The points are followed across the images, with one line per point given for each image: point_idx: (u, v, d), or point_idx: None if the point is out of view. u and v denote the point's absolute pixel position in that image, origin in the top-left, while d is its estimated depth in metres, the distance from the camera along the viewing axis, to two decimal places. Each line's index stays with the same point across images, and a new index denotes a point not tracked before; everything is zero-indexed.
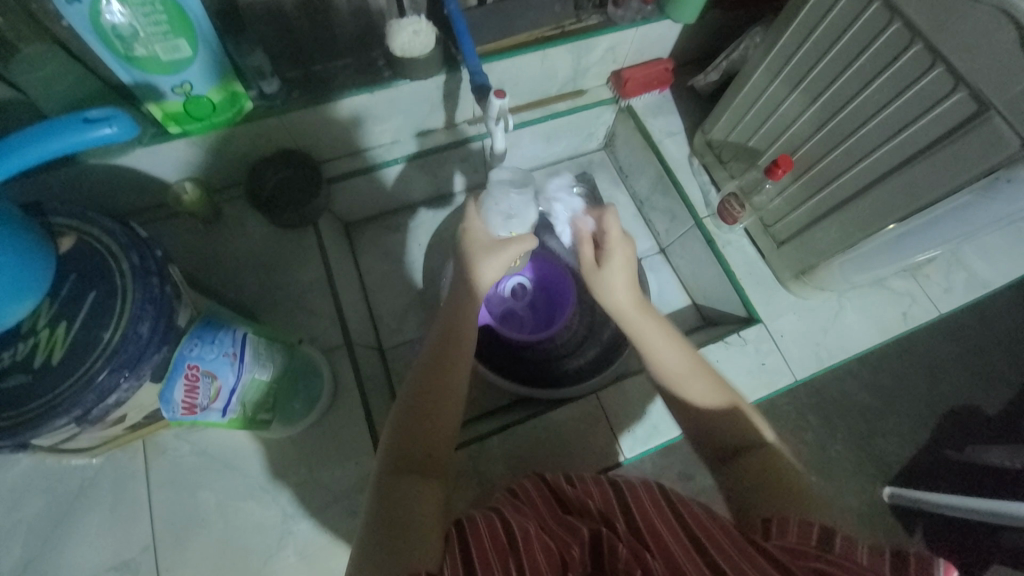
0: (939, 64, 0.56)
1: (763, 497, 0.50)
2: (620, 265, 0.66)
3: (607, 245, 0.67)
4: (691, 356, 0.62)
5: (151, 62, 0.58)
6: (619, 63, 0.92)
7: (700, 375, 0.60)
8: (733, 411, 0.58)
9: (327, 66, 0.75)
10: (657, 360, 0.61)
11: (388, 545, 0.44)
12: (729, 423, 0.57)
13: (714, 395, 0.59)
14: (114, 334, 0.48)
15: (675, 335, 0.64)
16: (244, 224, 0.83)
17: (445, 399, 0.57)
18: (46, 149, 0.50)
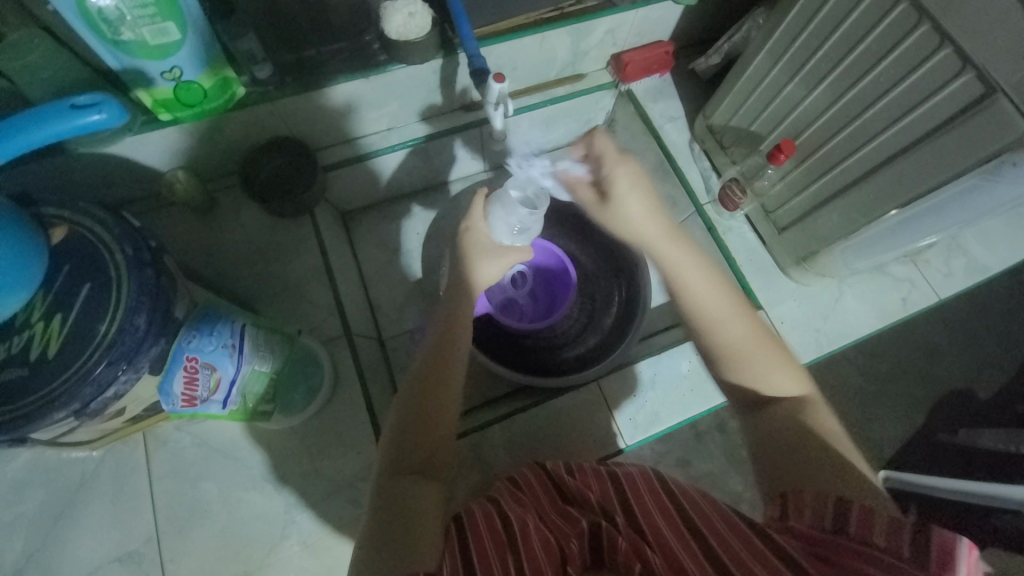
0: (948, 45, 0.55)
1: (785, 462, 0.49)
2: (633, 189, 0.58)
3: (618, 174, 0.58)
4: (725, 287, 0.58)
5: (139, 47, 0.57)
6: (619, 45, 0.90)
7: (732, 304, 0.57)
8: (765, 345, 0.55)
9: (323, 49, 0.72)
10: (684, 290, 0.58)
11: (397, 546, 0.44)
12: (764, 359, 0.55)
13: (745, 329, 0.56)
14: (110, 327, 0.47)
15: (706, 263, 0.59)
16: (239, 213, 0.81)
17: (441, 394, 0.56)
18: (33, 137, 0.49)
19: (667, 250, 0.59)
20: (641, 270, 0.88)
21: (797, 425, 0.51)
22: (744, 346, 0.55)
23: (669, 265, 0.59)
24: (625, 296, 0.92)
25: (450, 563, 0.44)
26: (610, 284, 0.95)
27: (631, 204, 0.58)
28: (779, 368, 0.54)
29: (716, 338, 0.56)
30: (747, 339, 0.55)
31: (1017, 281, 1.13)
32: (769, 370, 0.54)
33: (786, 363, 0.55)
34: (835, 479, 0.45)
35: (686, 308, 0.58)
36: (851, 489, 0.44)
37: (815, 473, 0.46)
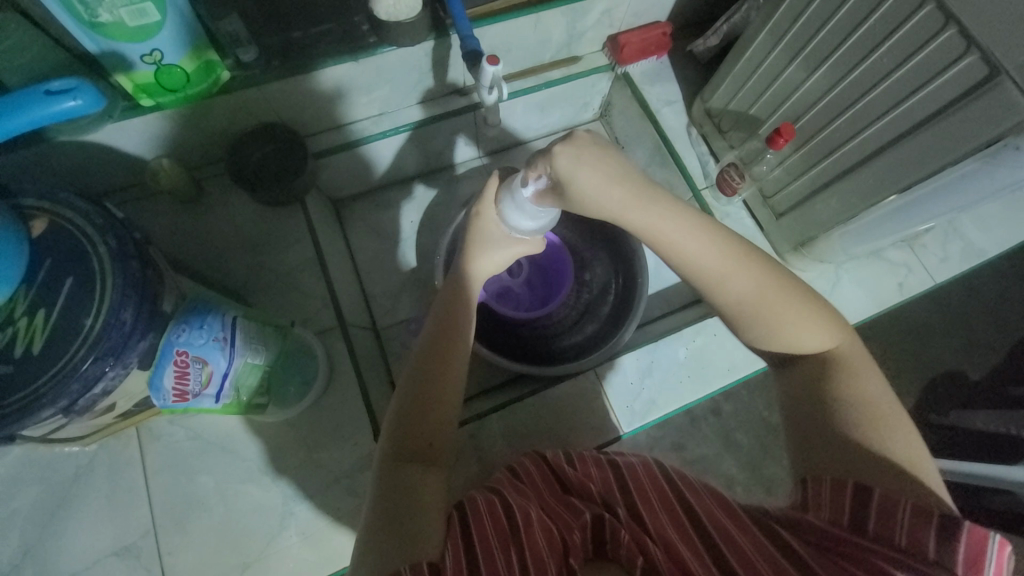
0: (951, 26, 0.54)
1: (812, 442, 0.49)
2: (588, 170, 0.48)
3: (564, 163, 0.48)
4: (720, 242, 0.51)
5: (117, 29, 0.54)
6: (616, 26, 0.88)
7: (740, 260, 0.51)
8: (785, 297, 0.51)
9: (308, 33, 0.70)
10: (685, 261, 0.51)
11: (397, 540, 0.44)
12: (788, 315, 0.51)
13: (762, 285, 0.51)
14: (95, 321, 0.46)
15: (693, 216, 0.51)
16: (227, 203, 0.79)
17: (440, 390, 0.55)
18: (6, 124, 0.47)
19: (652, 217, 0.50)
20: (638, 256, 0.88)
21: (826, 391, 0.50)
22: (765, 308, 0.51)
23: (659, 236, 0.51)
24: (622, 284, 0.91)
25: (452, 553, 0.44)
26: (607, 272, 0.95)
27: (595, 189, 0.49)
28: (805, 320, 0.51)
29: (732, 309, 0.52)
30: (766, 298, 0.51)
31: (1010, 265, 1.13)
32: (794, 329, 0.51)
33: (811, 308, 0.52)
34: (866, 464, 0.45)
35: (694, 280, 0.52)
36: (881, 480, 0.43)
37: (844, 460, 0.46)
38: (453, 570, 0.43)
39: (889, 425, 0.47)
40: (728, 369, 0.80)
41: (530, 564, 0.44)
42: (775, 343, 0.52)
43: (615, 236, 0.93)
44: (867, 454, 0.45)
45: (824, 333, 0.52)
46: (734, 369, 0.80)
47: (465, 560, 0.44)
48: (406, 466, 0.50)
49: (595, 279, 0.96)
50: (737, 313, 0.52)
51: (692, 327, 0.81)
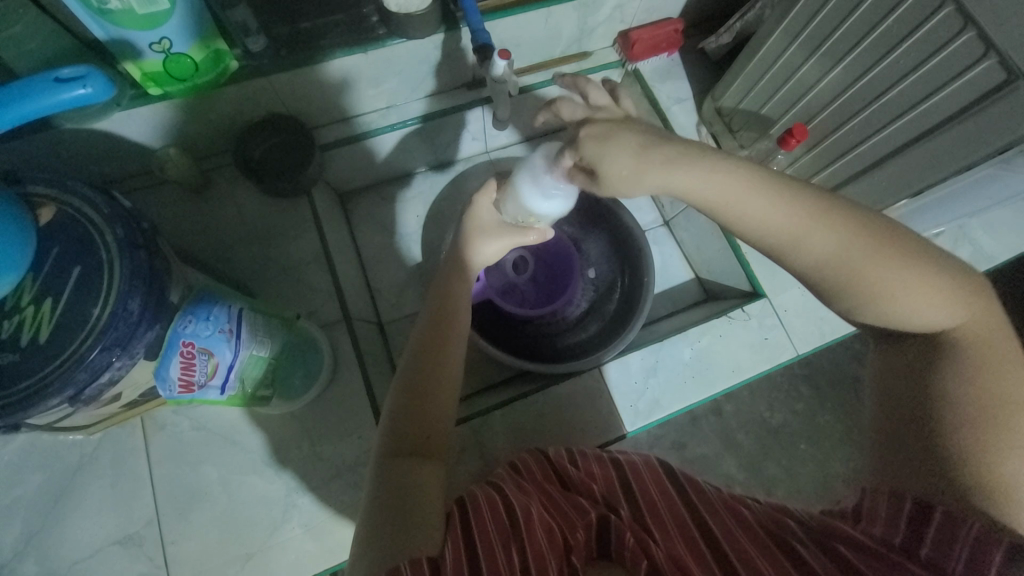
0: (971, 28, 0.53)
1: (894, 448, 0.44)
2: (614, 150, 0.45)
3: (591, 147, 0.46)
4: (787, 210, 0.43)
5: (126, 16, 0.54)
6: (627, 22, 0.87)
7: (826, 219, 0.43)
8: (892, 261, 0.42)
9: (317, 21, 0.69)
10: (753, 233, 0.45)
11: (393, 535, 0.44)
12: (889, 288, 0.43)
13: (851, 253, 0.43)
14: (103, 311, 0.45)
15: (750, 181, 0.44)
16: (233, 193, 0.79)
17: (439, 381, 0.55)
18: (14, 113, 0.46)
19: (705, 185, 0.45)
20: (645, 256, 0.88)
21: (933, 382, 0.43)
22: (863, 278, 0.43)
23: (717, 209, 0.45)
24: (628, 283, 0.91)
25: (452, 550, 0.44)
26: (612, 271, 0.94)
27: (628, 169, 0.45)
28: (912, 293, 0.43)
29: (816, 281, 0.45)
30: (863, 265, 0.43)
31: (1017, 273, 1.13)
32: (900, 303, 0.43)
33: (928, 272, 0.42)
34: (944, 481, 0.40)
35: (767, 252, 0.46)
36: (944, 496, 0.40)
37: (916, 473, 0.42)
38: (454, 564, 0.42)
39: (995, 429, 0.40)
40: (733, 370, 0.80)
41: (531, 560, 0.44)
42: (875, 319, 0.45)
43: (622, 234, 0.92)
44: (946, 471, 0.40)
45: (941, 304, 0.43)
46: (739, 370, 0.80)
47: (465, 556, 0.43)
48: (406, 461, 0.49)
49: (600, 278, 0.95)
50: (827, 286, 0.45)
51: (697, 328, 0.81)
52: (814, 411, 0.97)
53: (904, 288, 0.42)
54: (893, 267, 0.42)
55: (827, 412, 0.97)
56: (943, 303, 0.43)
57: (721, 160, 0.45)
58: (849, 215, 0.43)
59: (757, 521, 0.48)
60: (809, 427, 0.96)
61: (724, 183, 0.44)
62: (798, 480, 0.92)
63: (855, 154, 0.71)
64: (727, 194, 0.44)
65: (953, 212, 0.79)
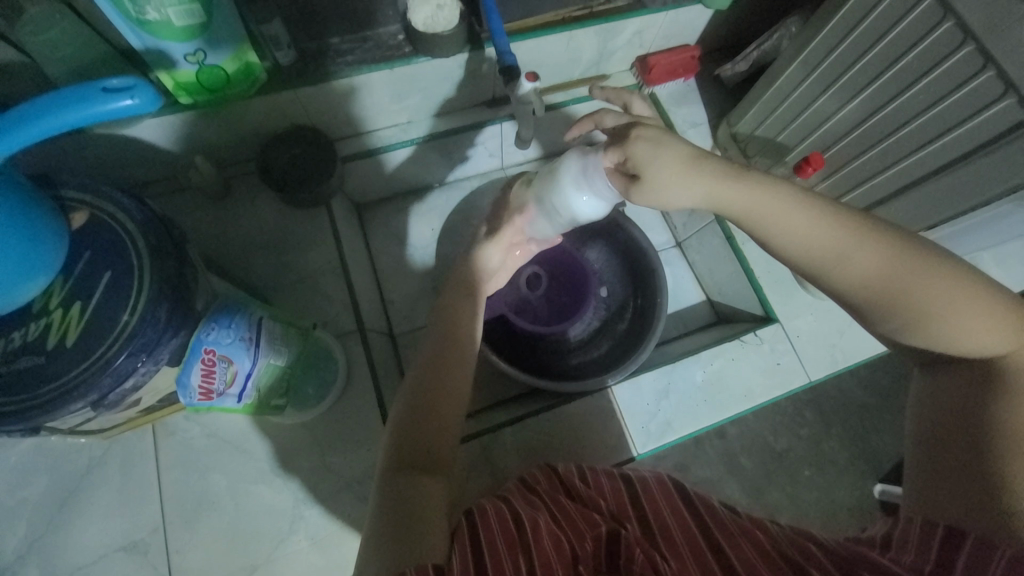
0: (991, 67, 0.54)
1: (939, 476, 0.44)
2: (663, 156, 0.48)
3: (642, 150, 0.48)
4: (828, 229, 0.45)
5: (164, 27, 0.55)
6: (646, 47, 0.88)
7: (872, 239, 0.45)
8: (929, 277, 0.44)
9: (345, 39, 0.71)
10: (794, 252, 0.47)
11: (403, 538, 0.43)
12: (936, 305, 0.44)
13: (890, 269, 0.44)
14: (131, 317, 0.46)
15: (794, 200, 0.47)
16: (254, 201, 0.80)
17: (448, 391, 0.55)
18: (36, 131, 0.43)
19: (750, 201, 0.47)
20: (658, 276, 0.88)
21: (983, 406, 0.44)
22: (911, 301, 0.44)
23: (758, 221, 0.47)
24: (641, 303, 0.91)
25: (458, 557, 0.43)
26: (625, 291, 0.95)
27: (674, 179, 0.48)
28: (961, 310, 0.43)
29: (860, 303, 0.47)
30: (911, 287, 0.44)
31: None
32: (950, 322, 0.44)
33: (977, 294, 0.44)
34: (982, 506, 0.41)
35: (808, 273, 0.48)
36: (975, 522, 0.40)
37: (959, 498, 0.42)
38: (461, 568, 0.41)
39: None
40: (745, 395, 0.80)
41: (538, 565, 0.42)
42: (918, 343, 0.46)
43: (636, 255, 0.93)
44: (988, 495, 0.41)
45: (993, 327, 0.43)
46: (751, 395, 0.80)
47: (473, 561, 0.42)
48: (412, 475, 0.49)
49: (612, 296, 0.96)
50: (871, 307, 0.46)
51: (710, 350, 0.81)
52: (822, 438, 0.96)
53: (953, 311, 0.43)
54: (937, 282, 0.44)
55: (834, 439, 0.97)
56: (994, 327, 0.43)
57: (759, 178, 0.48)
58: (886, 232, 0.45)
59: (774, 546, 0.45)
60: (817, 455, 0.95)
61: (766, 199, 0.47)
62: (805, 508, 0.91)
63: (871, 185, 0.72)
64: (772, 213, 0.47)
65: (967, 244, 0.80)
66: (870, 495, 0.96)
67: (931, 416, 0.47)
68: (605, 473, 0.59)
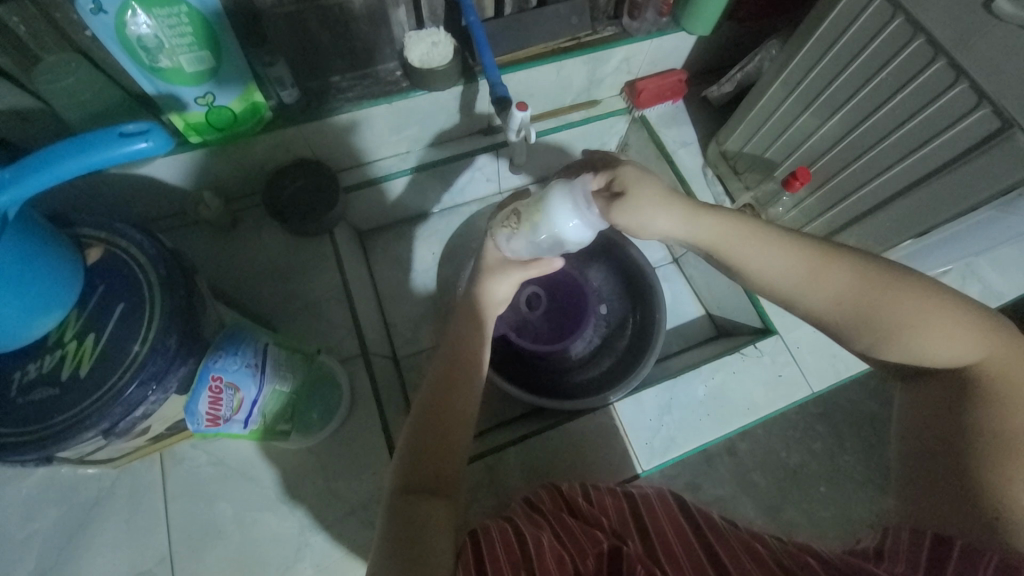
0: (963, 80, 0.56)
1: (929, 486, 0.44)
2: (641, 189, 0.52)
3: (627, 177, 0.53)
4: (794, 254, 0.48)
5: (175, 73, 0.59)
6: (633, 73, 0.92)
7: (842, 259, 0.47)
8: (895, 294, 0.45)
9: (346, 77, 0.76)
10: (769, 274, 0.49)
11: (404, 563, 0.43)
12: (906, 320, 0.45)
13: (857, 288, 0.46)
14: (142, 347, 0.48)
15: (760, 230, 0.50)
16: (260, 232, 0.83)
17: (451, 415, 0.55)
18: (57, 173, 0.44)
19: (720, 230, 0.51)
20: (656, 293, 0.90)
21: (965, 417, 0.44)
22: (879, 318, 0.46)
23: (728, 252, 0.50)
24: (640, 320, 0.93)
25: None
26: (624, 307, 0.97)
27: (648, 207, 0.52)
28: (931, 324, 0.44)
29: (835, 323, 0.48)
30: (882, 305, 0.45)
31: None
32: (922, 337, 0.45)
33: (945, 307, 0.45)
34: (969, 512, 0.41)
35: (782, 299, 0.50)
36: (967, 532, 0.40)
37: (948, 511, 0.42)
38: None
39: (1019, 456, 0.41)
40: (748, 408, 0.80)
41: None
42: (897, 359, 0.47)
43: (632, 271, 0.94)
44: (975, 503, 0.41)
45: (964, 342, 0.44)
46: (754, 408, 0.80)
47: None
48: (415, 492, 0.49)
49: (612, 314, 0.97)
50: (848, 325, 0.47)
51: (710, 364, 0.81)
52: (832, 451, 0.95)
53: (926, 323, 0.44)
54: (904, 299, 0.45)
55: (844, 452, 0.95)
56: (967, 340, 0.44)
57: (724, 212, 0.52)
58: (850, 254, 0.48)
59: (775, 558, 0.45)
60: (827, 467, 0.94)
61: (733, 232, 0.51)
62: (819, 524, 0.89)
63: (860, 196, 0.74)
64: (740, 243, 0.50)
65: (958, 250, 0.81)
66: (886, 509, 0.94)
67: (916, 427, 0.48)
68: (609, 489, 0.60)
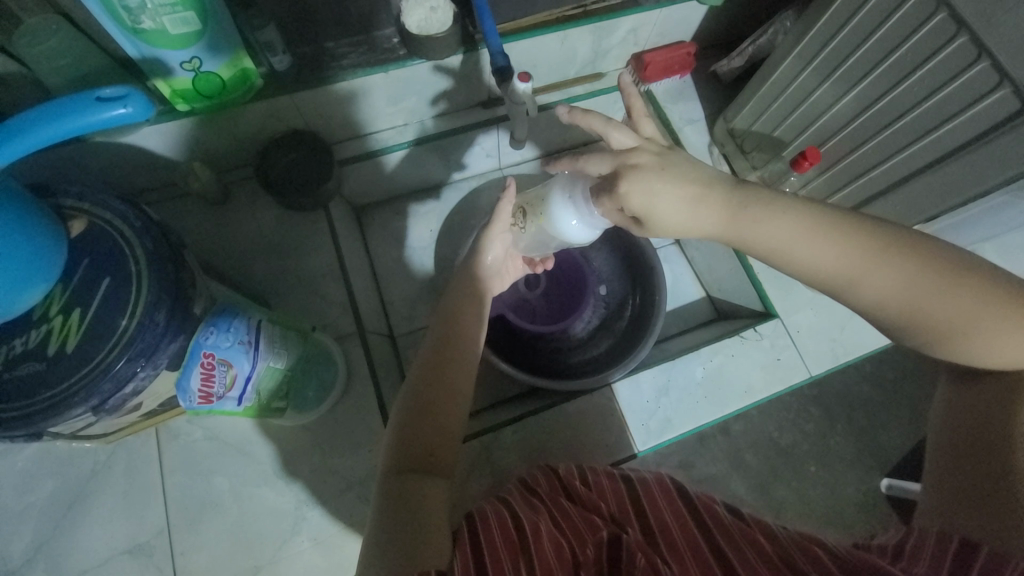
0: (985, 58, 0.54)
1: (955, 482, 0.44)
2: (664, 194, 0.47)
3: (638, 200, 0.47)
4: (841, 250, 0.44)
5: (159, 36, 0.55)
6: (641, 45, 0.88)
7: (890, 259, 0.43)
8: (950, 298, 0.42)
9: (340, 44, 0.71)
10: (809, 274, 0.47)
11: (402, 541, 0.43)
12: (957, 322, 0.43)
13: (907, 291, 0.43)
14: (129, 322, 0.47)
15: (808, 225, 0.45)
16: (253, 205, 0.80)
17: (447, 397, 0.54)
18: (37, 139, 0.42)
19: (754, 231, 0.47)
20: (658, 274, 0.88)
21: (1008, 424, 0.42)
22: (930, 320, 0.43)
23: (767, 249, 0.47)
24: (640, 301, 0.91)
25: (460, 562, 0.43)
26: (625, 288, 0.95)
27: (675, 212, 0.47)
28: (987, 326, 0.42)
29: (882, 321, 0.46)
30: (933, 306, 0.43)
31: None
32: (975, 339, 0.43)
33: (1004, 306, 0.42)
34: (992, 513, 0.40)
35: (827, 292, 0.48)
36: (991, 534, 0.39)
37: (971, 510, 0.41)
38: None
39: None
40: (745, 390, 0.79)
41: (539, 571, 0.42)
42: (944, 356, 0.46)
43: (634, 252, 0.93)
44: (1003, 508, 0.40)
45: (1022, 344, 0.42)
46: (751, 391, 0.80)
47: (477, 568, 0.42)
48: (413, 476, 0.48)
49: (612, 294, 0.96)
50: (892, 324, 0.46)
51: (710, 347, 0.81)
52: (827, 433, 0.96)
53: (976, 329, 0.42)
54: (958, 302, 0.42)
55: (838, 434, 0.96)
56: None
57: (766, 203, 0.47)
58: (906, 249, 0.44)
59: (776, 552, 0.44)
60: (821, 449, 0.95)
61: (775, 227, 0.46)
62: (810, 504, 0.91)
63: (870, 177, 0.72)
64: (787, 239, 0.46)
65: (966, 235, 0.79)
66: (876, 490, 0.95)
67: (955, 428, 0.46)
68: (610, 473, 0.60)
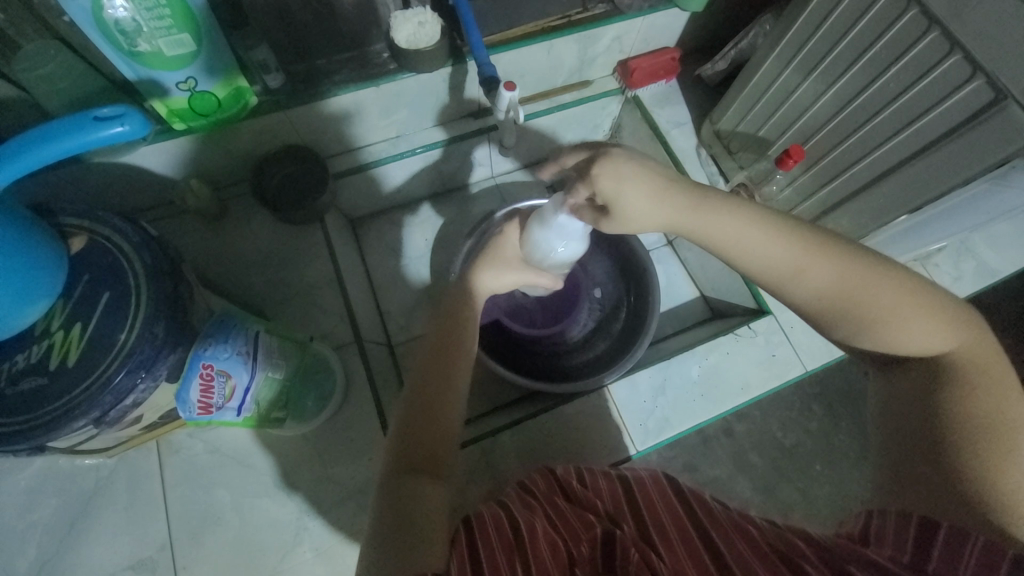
0: (956, 51, 0.55)
1: (906, 469, 0.43)
2: (634, 183, 0.49)
3: (607, 185, 0.49)
4: (782, 242, 0.47)
5: (155, 58, 0.57)
6: (626, 52, 0.90)
7: (825, 253, 0.46)
8: (879, 287, 0.45)
9: (332, 60, 0.73)
10: (752, 268, 0.49)
11: (397, 544, 0.43)
12: (882, 311, 0.45)
13: (841, 281, 0.46)
14: (129, 335, 0.48)
15: (753, 219, 0.48)
16: (250, 220, 0.82)
17: (440, 396, 0.55)
18: (37, 157, 0.44)
19: (708, 223, 0.49)
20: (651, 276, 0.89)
21: (936, 402, 0.44)
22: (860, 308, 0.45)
23: (716, 242, 0.49)
24: (635, 302, 0.93)
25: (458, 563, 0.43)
26: (619, 290, 0.96)
27: (640, 195, 0.49)
28: (907, 315, 0.45)
29: (818, 315, 0.48)
30: (862, 296, 0.45)
31: None
32: (899, 328, 0.45)
33: (923, 298, 0.45)
34: (952, 496, 0.40)
35: (769, 288, 0.50)
36: (951, 515, 0.39)
37: (929, 492, 0.41)
38: None
39: (987, 441, 0.40)
40: (742, 387, 0.80)
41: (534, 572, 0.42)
42: (872, 349, 0.47)
43: (627, 254, 0.94)
44: (955, 485, 0.40)
45: (936, 333, 0.45)
46: (749, 388, 0.80)
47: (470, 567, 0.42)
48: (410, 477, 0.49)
49: (607, 297, 0.97)
50: (826, 317, 0.48)
51: (705, 345, 0.82)
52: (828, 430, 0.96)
53: (898, 318, 0.45)
54: (883, 291, 0.45)
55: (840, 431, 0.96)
56: (938, 331, 0.45)
57: (717, 199, 0.50)
58: (839, 244, 0.47)
59: (772, 544, 0.44)
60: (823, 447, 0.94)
61: (724, 221, 0.49)
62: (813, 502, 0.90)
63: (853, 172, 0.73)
64: (733, 232, 0.48)
65: (952, 226, 0.80)
66: None
67: (898, 418, 0.46)
68: (603, 470, 0.61)
